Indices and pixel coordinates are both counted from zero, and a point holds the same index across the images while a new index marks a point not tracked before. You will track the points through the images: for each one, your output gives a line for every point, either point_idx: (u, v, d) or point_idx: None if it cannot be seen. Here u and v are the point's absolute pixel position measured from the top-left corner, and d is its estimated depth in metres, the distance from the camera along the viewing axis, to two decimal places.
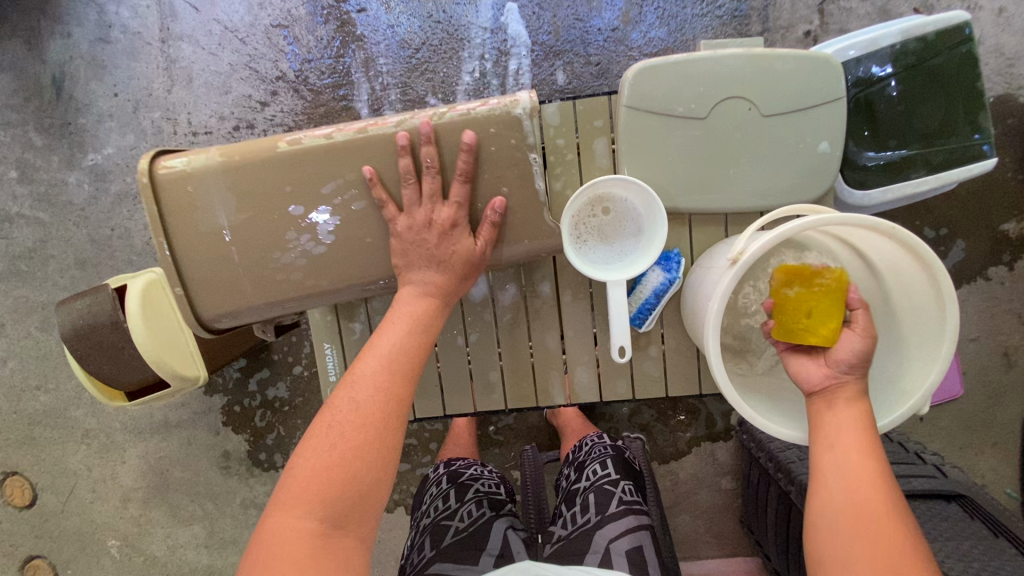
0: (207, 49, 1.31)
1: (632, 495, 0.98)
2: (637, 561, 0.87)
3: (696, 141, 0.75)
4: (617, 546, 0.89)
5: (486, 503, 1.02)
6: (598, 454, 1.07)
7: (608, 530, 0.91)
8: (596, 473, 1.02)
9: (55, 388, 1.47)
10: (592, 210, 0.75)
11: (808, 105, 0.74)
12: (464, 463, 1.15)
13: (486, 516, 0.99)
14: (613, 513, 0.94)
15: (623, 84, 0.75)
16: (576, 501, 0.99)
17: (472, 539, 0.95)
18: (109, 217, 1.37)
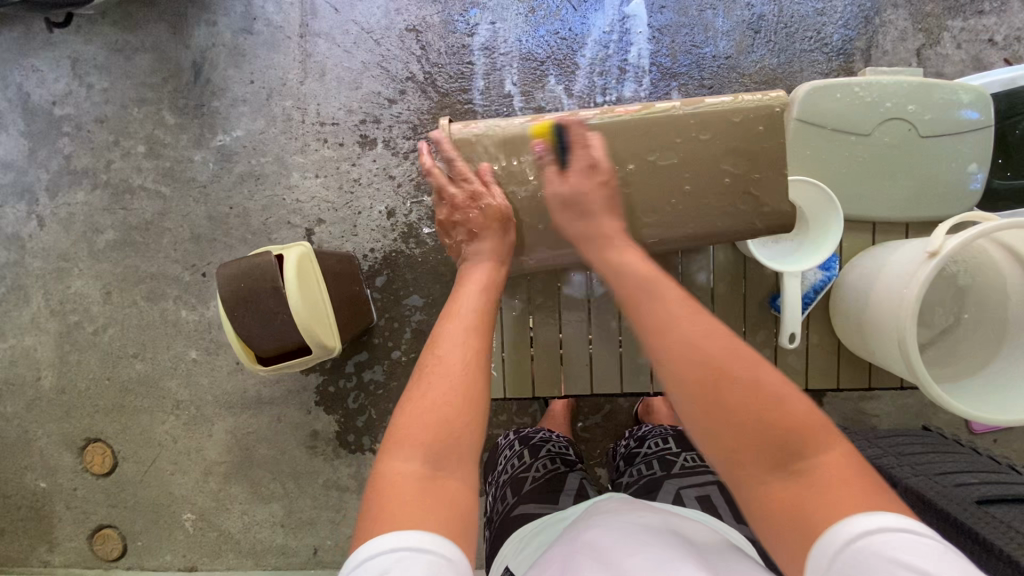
0: (342, 47, 1.40)
1: (695, 459, 1.08)
2: (711, 506, 0.94)
3: (857, 156, 0.84)
4: (688, 492, 0.98)
5: (560, 460, 1.14)
6: (658, 432, 1.20)
7: (678, 481, 1.00)
8: (658, 444, 1.15)
9: (152, 358, 1.50)
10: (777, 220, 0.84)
11: (960, 131, 0.83)
12: (533, 430, 1.29)
13: (560, 469, 1.11)
14: (679, 471, 1.03)
15: (794, 100, 0.85)
16: (643, 463, 1.11)
17: (550, 483, 1.06)
18: (228, 195, 1.43)
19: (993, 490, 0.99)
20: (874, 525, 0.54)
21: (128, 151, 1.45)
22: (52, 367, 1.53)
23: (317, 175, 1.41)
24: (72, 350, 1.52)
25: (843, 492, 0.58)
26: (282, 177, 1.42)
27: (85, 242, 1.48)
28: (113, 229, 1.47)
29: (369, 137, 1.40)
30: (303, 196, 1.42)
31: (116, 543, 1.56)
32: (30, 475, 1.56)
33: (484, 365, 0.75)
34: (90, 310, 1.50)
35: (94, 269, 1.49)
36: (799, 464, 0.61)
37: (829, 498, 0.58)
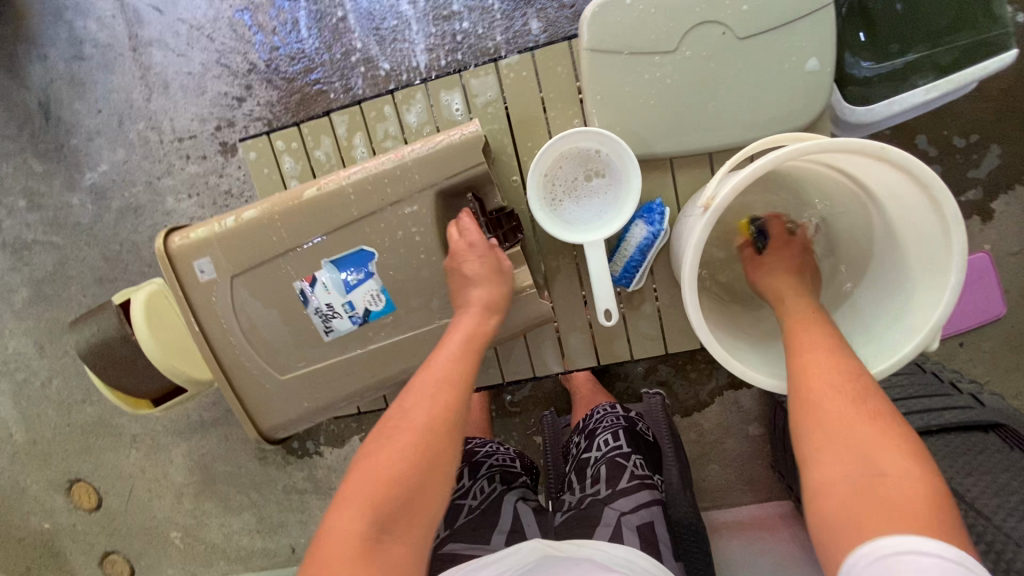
0: (176, 51, 1.30)
1: (644, 468, 0.93)
2: (650, 539, 0.81)
3: (668, 79, 0.69)
4: (628, 520, 0.82)
5: (499, 479, 0.94)
6: (609, 424, 1.00)
7: (620, 504, 0.84)
8: (607, 444, 0.96)
9: (99, 400, 1.55)
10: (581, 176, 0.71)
11: (788, 20, 0.66)
12: (480, 441, 1.06)
13: (499, 490, 0.91)
14: (624, 487, 0.88)
15: (582, 24, 0.69)
16: (588, 476, 0.93)
17: (485, 514, 0.86)
18: (115, 233, 1.40)
19: (917, 422, 0.87)
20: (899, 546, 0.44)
21: (12, 208, 1.43)
22: (18, 422, 1.61)
23: (190, 195, 1.35)
24: (30, 404, 1.59)
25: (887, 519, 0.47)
26: (158, 205, 1.37)
27: (5, 303, 1.51)
28: (24, 286, 1.48)
29: (228, 144, 1.32)
30: (182, 220, 1.37)
31: (123, 565, 1.70)
32: (33, 519, 1.69)
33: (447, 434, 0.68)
34: (31, 365, 1.55)
35: (22, 327, 1.52)
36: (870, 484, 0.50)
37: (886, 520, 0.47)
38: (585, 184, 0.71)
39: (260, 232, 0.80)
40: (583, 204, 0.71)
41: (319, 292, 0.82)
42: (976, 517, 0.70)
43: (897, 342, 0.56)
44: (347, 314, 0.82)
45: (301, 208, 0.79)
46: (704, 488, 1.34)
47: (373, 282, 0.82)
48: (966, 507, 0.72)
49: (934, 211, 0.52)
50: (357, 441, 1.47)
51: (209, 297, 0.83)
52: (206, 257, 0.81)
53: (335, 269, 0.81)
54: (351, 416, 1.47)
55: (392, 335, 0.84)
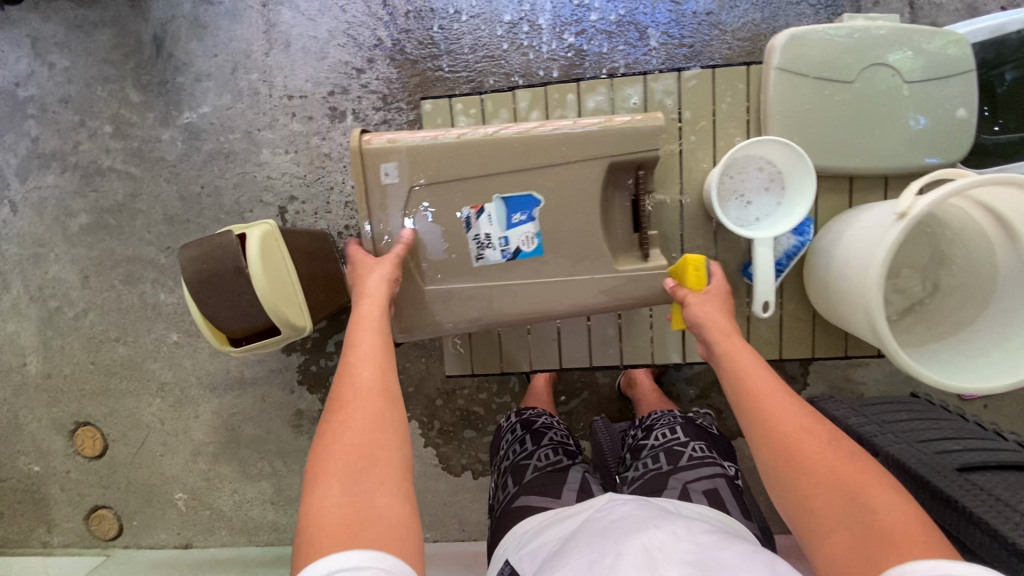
0: (306, 15, 1.34)
1: (702, 451, 1.04)
2: (716, 501, 0.92)
3: (844, 103, 0.79)
4: (694, 486, 0.94)
5: (563, 452, 1.05)
6: (667, 421, 1.13)
7: (683, 476, 0.96)
8: (665, 436, 1.08)
9: (133, 341, 1.50)
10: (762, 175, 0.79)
11: (944, 75, 0.79)
12: (537, 413, 1.20)
13: (562, 461, 1.02)
14: (686, 464, 0.99)
15: (774, 48, 0.80)
16: (648, 456, 1.05)
17: (552, 476, 0.98)
18: (199, 174, 1.40)
19: (976, 457, 0.97)
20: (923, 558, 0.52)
21: (95, 132, 1.41)
22: (37, 352, 1.53)
23: (287, 151, 1.37)
24: (55, 335, 1.52)
25: (891, 536, 0.57)
26: (252, 154, 1.38)
27: (59, 226, 1.46)
28: (86, 212, 1.45)
29: (339, 110, 1.36)
30: (274, 173, 1.38)
31: (112, 523, 1.58)
32: (24, 459, 1.58)
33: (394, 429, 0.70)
34: (69, 295, 1.49)
35: (70, 254, 1.47)
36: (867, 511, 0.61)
37: (890, 548, 0.56)
38: (748, 188, 0.80)
39: (452, 156, 0.84)
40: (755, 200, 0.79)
41: (481, 222, 0.85)
42: None
43: None
44: (500, 247, 0.86)
45: (497, 143, 0.83)
46: None
47: (531, 226, 0.85)
48: None
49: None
50: None
51: (383, 199, 0.85)
52: (393, 163, 0.84)
53: (504, 207, 0.85)
54: None
55: (530, 280, 0.87)
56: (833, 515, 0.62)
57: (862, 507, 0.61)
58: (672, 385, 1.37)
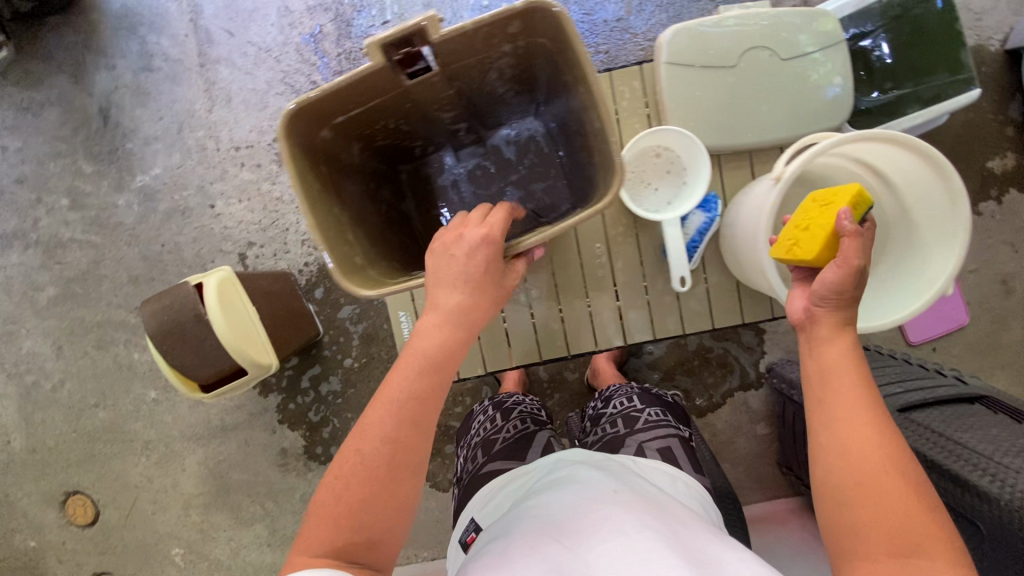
0: (243, 70, 1.41)
1: (658, 415, 1.10)
2: (670, 457, 0.98)
3: (731, 87, 0.86)
4: (649, 445, 1.00)
5: (530, 421, 1.13)
6: (624, 391, 1.19)
7: (640, 435, 1.03)
8: (623, 403, 1.14)
9: (113, 404, 1.52)
10: (659, 156, 0.86)
11: (817, 50, 0.86)
12: (507, 395, 1.24)
13: (530, 428, 1.10)
14: (643, 426, 1.06)
15: (660, 46, 0.86)
16: (607, 422, 1.12)
17: (519, 443, 1.05)
18: (158, 233, 1.45)
19: (916, 396, 1.02)
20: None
21: (53, 206, 1.46)
22: (19, 428, 1.55)
23: (240, 200, 1.43)
24: (35, 409, 1.54)
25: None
26: (207, 207, 1.43)
27: (27, 302, 1.50)
28: (52, 284, 1.48)
29: None
30: (230, 222, 1.43)
31: None
32: (18, 537, 1.58)
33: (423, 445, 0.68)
34: (44, 367, 1.52)
35: (41, 327, 1.50)
36: (915, 559, 0.54)
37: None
38: (651, 175, 0.86)
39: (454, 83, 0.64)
40: (659, 185, 0.87)
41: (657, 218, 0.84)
42: (982, 458, 0.82)
43: (917, 293, 0.71)
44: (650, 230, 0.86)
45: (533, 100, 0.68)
46: None
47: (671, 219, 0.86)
48: (972, 453, 0.84)
49: (940, 193, 0.68)
50: None
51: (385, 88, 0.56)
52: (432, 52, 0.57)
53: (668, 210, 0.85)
54: None
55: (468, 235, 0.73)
56: (877, 546, 0.56)
57: (910, 558, 0.54)
58: (636, 372, 1.43)
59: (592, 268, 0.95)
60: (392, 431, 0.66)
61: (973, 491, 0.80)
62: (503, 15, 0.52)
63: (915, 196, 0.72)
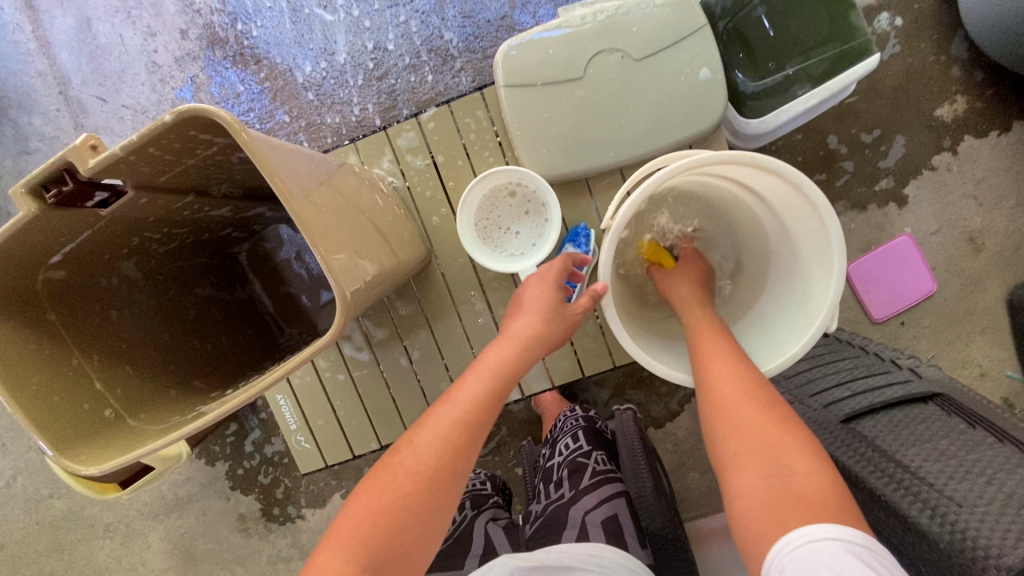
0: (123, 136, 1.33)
1: (606, 462, 1.00)
2: (616, 531, 0.89)
3: (581, 101, 0.76)
4: (593, 518, 0.90)
5: (468, 503, 1.03)
6: (570, 428, 1.06)
7: (584, 504, 0.93)
8: (569, 448, 1.03)
9: (68, 492, 1.51)
10: (512, 194, 0.78)
11: (674, 41, 0.74)
12: None
13: (470, 515, 1.00)
14: (587, 486, 0.96)
15: (497, 67, 0.76)
16: (553, 480, 1.01)
17: (459, 542, 0.96)
18: None
19: (861, 403, 0.89)
20: (825, 535, 0.51)
21: None
22: None
23: None
24: None
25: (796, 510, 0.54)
26: None
27: None
28: None
29: None
30: None
31: None
32: None
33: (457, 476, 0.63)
34: None
35: None
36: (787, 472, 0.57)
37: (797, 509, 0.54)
38: (507, 219, 0.78)
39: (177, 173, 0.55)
40: (519, 225, 0.79)
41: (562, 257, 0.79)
42: (921, 486, 0.72)
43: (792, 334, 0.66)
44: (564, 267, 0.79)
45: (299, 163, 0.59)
46: (689, 497, 1.35)
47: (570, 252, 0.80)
48: (912, 478, 0.73)
49: (808, 219, 0.63)
50: (338, 498, 1.44)
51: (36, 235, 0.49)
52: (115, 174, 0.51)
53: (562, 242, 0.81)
54: (331, 474, 1.45)
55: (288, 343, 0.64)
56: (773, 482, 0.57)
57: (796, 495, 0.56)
58: (584, 393, 1.34)
59: (474, 319, 0.86)
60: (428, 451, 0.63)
61: (913, 530, 0.71)
62: (159, 128, 0.45)
63: (788, 212, 0.67)
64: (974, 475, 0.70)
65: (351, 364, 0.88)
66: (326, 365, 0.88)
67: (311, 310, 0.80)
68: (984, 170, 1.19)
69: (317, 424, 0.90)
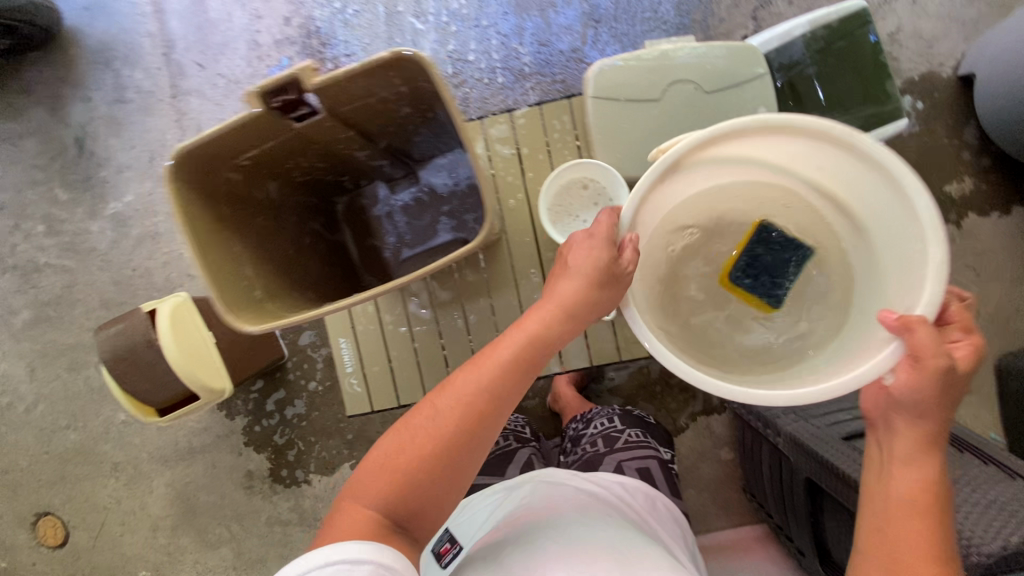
0: (212, 100, 1.46)
1: (640, 436, 1.11)
2: (648, 476, 1.02)
3: (655, 119, 0.89)
4: (628, 463, 1.04)
5: (512, 438, 1.21)
6: (607, 410, 1.20)
7: (618, 454, 1.06)
8: (605, 422, 1.15)
9: (83, 426, 1.55)
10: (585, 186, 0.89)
11: (739, 82, 0.88)
12: None
13: (512, 445, 1.18)
14: (622, 447, 1.07)
15: (588, 79, 0.89)
16: (588, 442, 1.12)
17: (500, 460, 1.15)
18: (130, 258, 1.49)
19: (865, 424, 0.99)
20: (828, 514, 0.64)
21: (29, 233, 1.51)
22: None
23: None
24: (9, 431, 1.57)
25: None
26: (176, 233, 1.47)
27: (4, 325, 1.54)
28: (27, 308, 1.52)
29: None
30: None
31: None
32: None
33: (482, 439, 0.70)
34: (18, 389, 1.55)
35: (17, 350, 1.54)
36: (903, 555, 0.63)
37: None
38: (578, 207, 0.88)
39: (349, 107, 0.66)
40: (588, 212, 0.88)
41: None
42: None
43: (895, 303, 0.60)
44: None
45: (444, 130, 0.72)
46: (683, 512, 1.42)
47: None
48: None
49: (880, 189, 0.60)
50: (347, 468, 1.49)
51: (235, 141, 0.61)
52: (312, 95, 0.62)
53: None
54: (344, 444, 1.51)
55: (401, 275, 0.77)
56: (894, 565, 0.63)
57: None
58: (599, 398, 1.42)
59: (530, 295, 0.96)
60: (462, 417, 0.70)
61: None
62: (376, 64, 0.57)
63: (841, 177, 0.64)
64: (961, 485, 0.79)
65: (412, 320, 0.97)
66: (390, 318, 0.97)
67: (390, 264, 0.90)
68: (983, 245, 1.33)
69: (371, 371, 0.99)
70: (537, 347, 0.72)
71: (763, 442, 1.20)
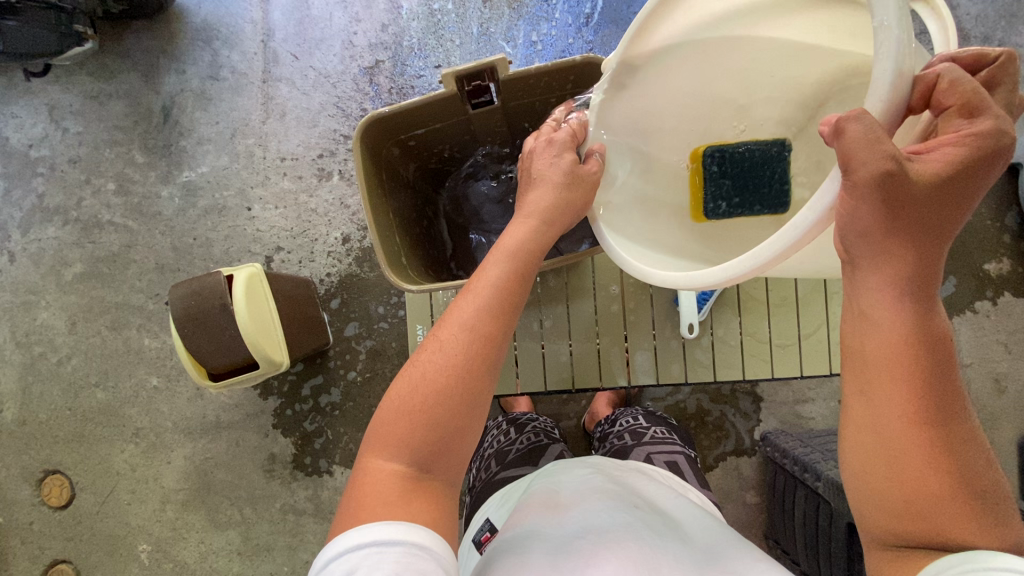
0: (301, 90, 1.53)
1: (664, 433, 1.21)
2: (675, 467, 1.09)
3: None
4: (656, 456, 1.11)
5: (543, 434, 1.25)
6: (631, 412, 1.31)
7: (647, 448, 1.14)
8: (630, 421, 1.26)
9: (113, 387, 1.54)
10: None
11: None
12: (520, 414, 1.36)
13: (544, 441, 1.22)
14: (649, 440, 1.17)
15: None
16: (615, 437, 1.23)
17: (534, 452, 1.18)
18: (193, 227, 1.52)
19: None
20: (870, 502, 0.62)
21: (98, 189, 1.54)
22: (15, 398, 1.56)
23: (277, 207, 1.51)
24: (36, 381, 1.55)
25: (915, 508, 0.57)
26: (244, 209, 1.51)
27: (53, 275, 1.55)
28: (81, 261, 1.54)
29: (326, 170, 1.51)
30: (262, 226, 1.50)
31: None
32: None
33: (489, 356, 0.72)
34: (54, 340, 1.55)
35: (61, 301, 1.54)
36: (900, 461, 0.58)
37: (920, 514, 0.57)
38: None
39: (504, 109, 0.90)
40: None
41: None
42: None
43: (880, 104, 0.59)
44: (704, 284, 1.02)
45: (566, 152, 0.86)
46: None
47: None
48: None
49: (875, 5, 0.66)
50: None
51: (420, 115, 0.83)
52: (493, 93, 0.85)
53: None
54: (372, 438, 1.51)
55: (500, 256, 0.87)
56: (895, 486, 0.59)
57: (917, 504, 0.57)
58: None
59: None
60: (465, 340, 0.72)
61: None
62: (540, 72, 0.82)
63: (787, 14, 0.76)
64: None
65: None
66: None
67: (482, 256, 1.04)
68: (1016, 325, 1.39)
69: None
70: (522, 255, 0.78)
71: (800, 486, 1.22)
